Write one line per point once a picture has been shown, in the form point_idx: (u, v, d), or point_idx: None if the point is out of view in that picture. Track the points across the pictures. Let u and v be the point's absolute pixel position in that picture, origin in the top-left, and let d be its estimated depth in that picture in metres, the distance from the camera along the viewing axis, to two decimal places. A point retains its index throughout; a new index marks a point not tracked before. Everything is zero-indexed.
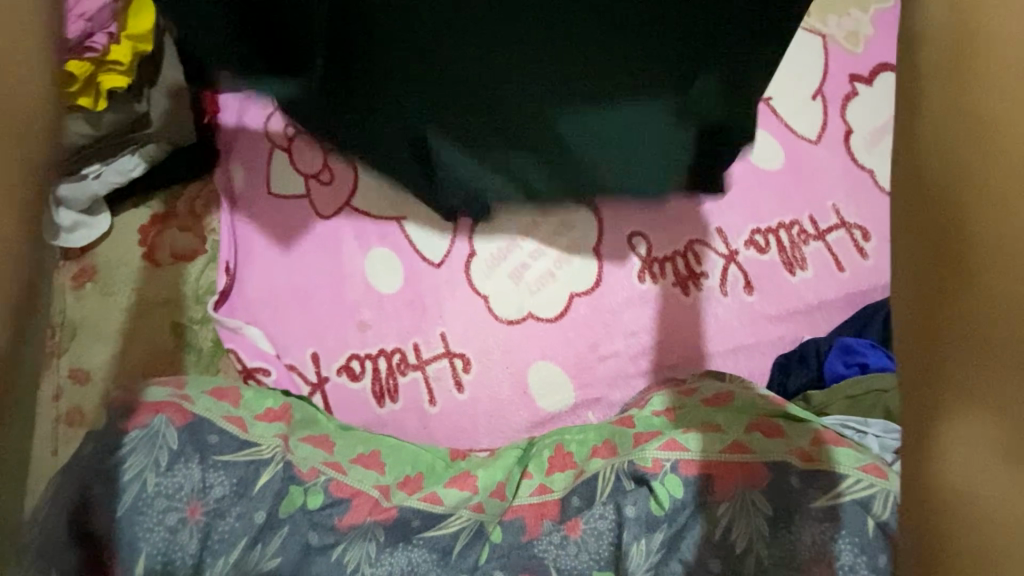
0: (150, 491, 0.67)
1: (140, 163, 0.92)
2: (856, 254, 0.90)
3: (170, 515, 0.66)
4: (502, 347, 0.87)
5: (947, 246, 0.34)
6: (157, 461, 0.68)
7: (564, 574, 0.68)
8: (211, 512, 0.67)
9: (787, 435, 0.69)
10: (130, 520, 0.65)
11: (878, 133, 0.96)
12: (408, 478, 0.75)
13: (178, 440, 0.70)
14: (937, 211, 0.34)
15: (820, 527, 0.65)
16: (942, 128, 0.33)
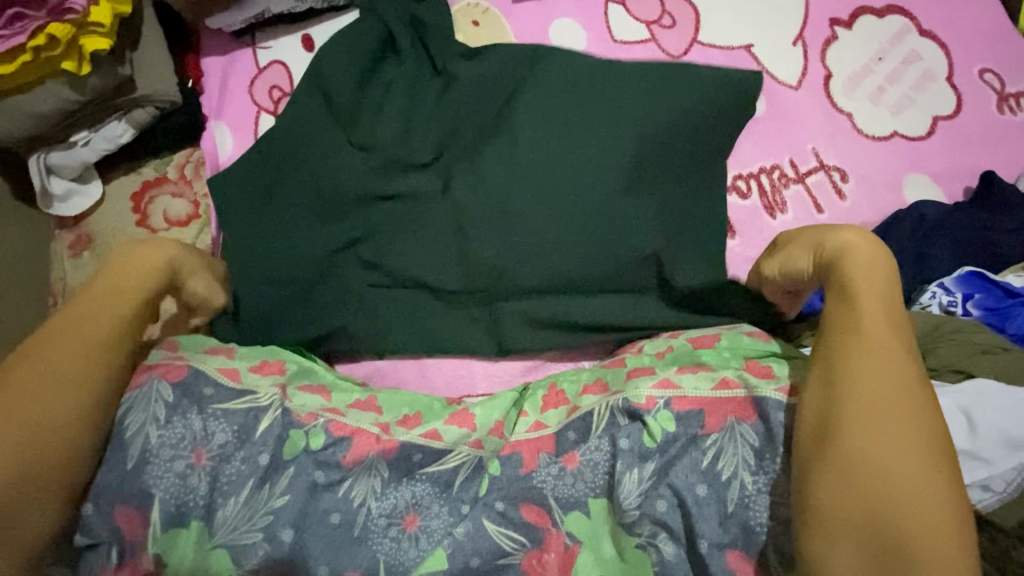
0: (154, 442, 0.70)
1: (128, 130, 0.93)
2: (834, 196, 0.93)
3: (178, 462, 0.69)
4: (494, 298, 0.90)
5: (837, 418, 0.61)
6: (156, 415, 0.71)
7: (560, 502, 0.72)
8: (216, 457, 0.70)
9: (775, 375, 0.73)
10: (140, 470, 0.68)
11: (857, 76, 0.98)
12: (406, 417, 0.78)
13: (173, 394, 0.72)
14: (830, 401, 0.63)
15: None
16: (842, 303, 0.69)
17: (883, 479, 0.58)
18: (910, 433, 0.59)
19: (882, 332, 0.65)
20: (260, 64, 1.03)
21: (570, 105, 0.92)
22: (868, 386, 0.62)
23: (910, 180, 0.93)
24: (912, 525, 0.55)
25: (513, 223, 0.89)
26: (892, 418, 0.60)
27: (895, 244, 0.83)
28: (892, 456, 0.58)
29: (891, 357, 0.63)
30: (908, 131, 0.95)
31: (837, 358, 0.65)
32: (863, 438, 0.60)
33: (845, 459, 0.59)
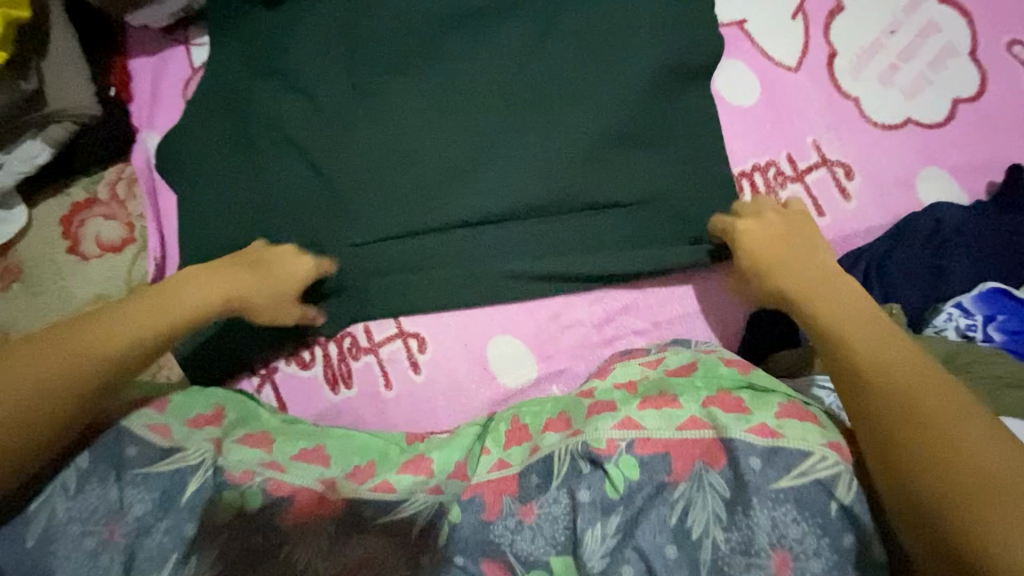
0: (61, 517, 0.62)
1: (45, 150, 0.84)
2: (838, 196, 0.81)
3: (88, 538, 0.61)
4: (449, 322, 0.82)
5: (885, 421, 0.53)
6: (66, 485, 0.63)
7: (520, 559, 0.62)
8: (132, 531, 0.62)
9: (750, 410, 0.61)
10: (44, 548, 0.60)
11: (865, 55, 0.86)
12: (357, 469, 0.71)
13: (89, 461, 0.64)
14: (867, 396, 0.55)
15: (808, 523, 0.54)
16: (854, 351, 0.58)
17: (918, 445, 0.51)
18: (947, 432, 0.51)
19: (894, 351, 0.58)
20: (193, 64, 0.93)
21: (522, 96, 0.83)
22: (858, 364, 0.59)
23: (924, 177, 0.81)
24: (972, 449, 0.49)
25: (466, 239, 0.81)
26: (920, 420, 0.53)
27: (908, 256, 0.73)
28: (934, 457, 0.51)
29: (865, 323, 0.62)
30: (924, 117, 0.83)
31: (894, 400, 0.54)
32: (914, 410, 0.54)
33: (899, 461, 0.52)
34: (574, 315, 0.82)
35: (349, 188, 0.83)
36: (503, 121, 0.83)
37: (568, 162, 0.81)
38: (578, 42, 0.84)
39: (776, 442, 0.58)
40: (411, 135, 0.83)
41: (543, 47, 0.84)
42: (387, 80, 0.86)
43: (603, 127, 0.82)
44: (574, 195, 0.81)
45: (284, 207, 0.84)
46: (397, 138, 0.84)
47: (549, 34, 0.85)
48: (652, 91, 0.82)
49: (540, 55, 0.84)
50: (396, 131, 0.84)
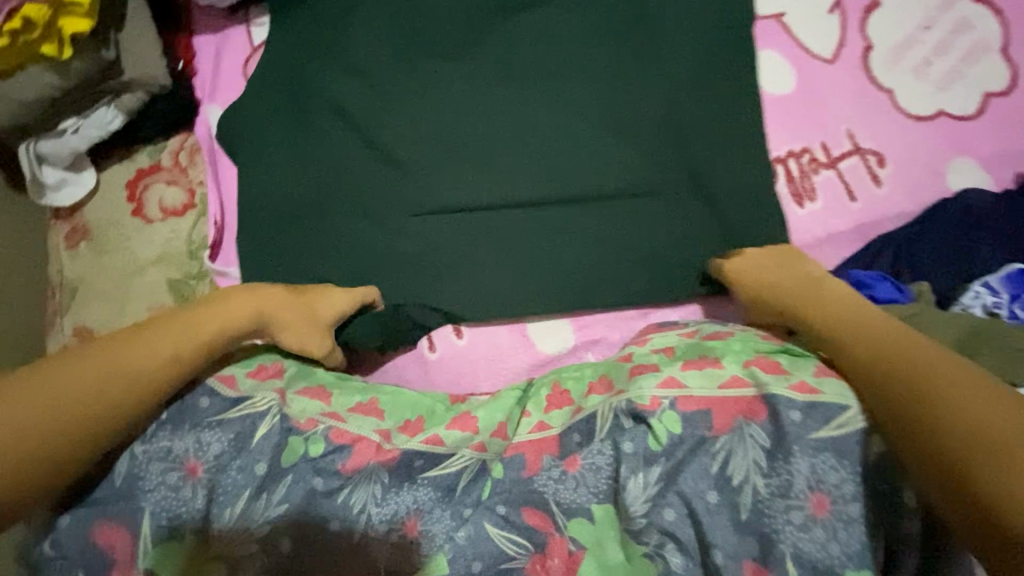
0: (143, 457, 0.66)
1: (118, 116, 0.89)
2: (869, 182, 0.85)
3: (170, 475, 0.65)
4: (492, 295, 0.84)
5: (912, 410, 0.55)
6: (145, 430, 0.67)
7: (562, 507, 0.66)
8: (211, 468, 0.66)
9: (790, 372, 0.65)
10: (130, 486, 0.65)
11: (899, 49, 0.89)
12: (408, 422, 0.75)
13: (166, 412, 0.69)
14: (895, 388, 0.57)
15: (845, 472, 0.59)
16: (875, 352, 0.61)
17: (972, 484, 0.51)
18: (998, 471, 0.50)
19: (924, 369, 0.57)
20: (254, 42, 0.98)
21: (568, 83, 0.88)
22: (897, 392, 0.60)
23: (953, 166, 0.85)
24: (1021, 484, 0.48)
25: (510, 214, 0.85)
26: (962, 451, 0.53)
27: (936, 239, 0.77)
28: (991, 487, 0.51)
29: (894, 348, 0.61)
30: (955, 110, 0.86)
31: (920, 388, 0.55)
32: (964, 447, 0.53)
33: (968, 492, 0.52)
34: (618, 292, 0.84)
35: (401, 166, 0.88)
36: (550, 104, 0.87)
37: (609, 143, 0.86)
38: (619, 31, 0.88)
39: (816, 400, 0.62)
40: (459, 113, 0.88)
41: (590, 35, 0.88)
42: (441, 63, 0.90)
43: (642, 112, 0.86)
44: (614, 175, 0.85)
45: (338, 180, 0.88)
46: (447, 115, 0.88)
47: (593, 22, 0.89)
48: (694, 78, 0.86)
49: (587, 44, 0.88)
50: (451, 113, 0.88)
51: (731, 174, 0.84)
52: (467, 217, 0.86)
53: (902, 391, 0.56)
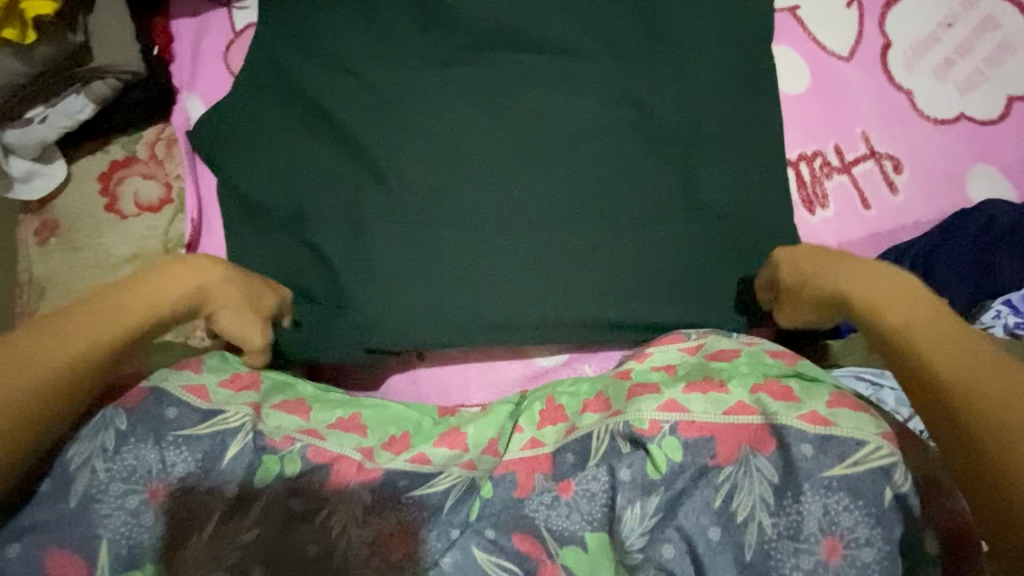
0: (99, 477, 0.61)
1: (88, 105, 0.84)
2: (885, 189, 0.80)
3: (130, 498, 0.61)
4: (475, 301, 0.75)
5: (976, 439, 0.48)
6: (104, 445, 0.62)
7: (554, 534, 0.63)
8: (177, 491, 0.62)
9: (801, 399, 0.61)
10: (84, 509, 0.60)
11: (919, 48, 0.84)
12: (392, 439, 0.71)
13: (126, 424, 0.64)
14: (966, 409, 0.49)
15: (860, 513, 0.55)
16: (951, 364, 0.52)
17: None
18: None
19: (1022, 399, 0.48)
20: (236, 28, 0.92)
21: (567, 75, 0.81)
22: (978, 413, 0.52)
23: (974, 174, 0.80)
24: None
25: (500, 213, 0.78)
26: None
27: (956, 252, 0.73)
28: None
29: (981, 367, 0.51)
30: (977, 113, 0.82)
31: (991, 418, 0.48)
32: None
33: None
34: (627, 301, 0.76)
35: (375, 153, 0.79)
36: (548, 97, 0.81)
37: (611, 140, 0.80)
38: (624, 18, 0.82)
39: (832, 431, 0.58)
40: (451, 101, 0.81)
41: (592, 23, 0.82)
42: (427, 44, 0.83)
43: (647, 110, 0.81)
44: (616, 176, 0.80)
45: (306, 169, 0.80)
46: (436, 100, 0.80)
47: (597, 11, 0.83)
48: (703, 73, 0.81)
49: (589, 31, 0.82)
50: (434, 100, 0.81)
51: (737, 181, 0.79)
52: (452, 214, 0.78)
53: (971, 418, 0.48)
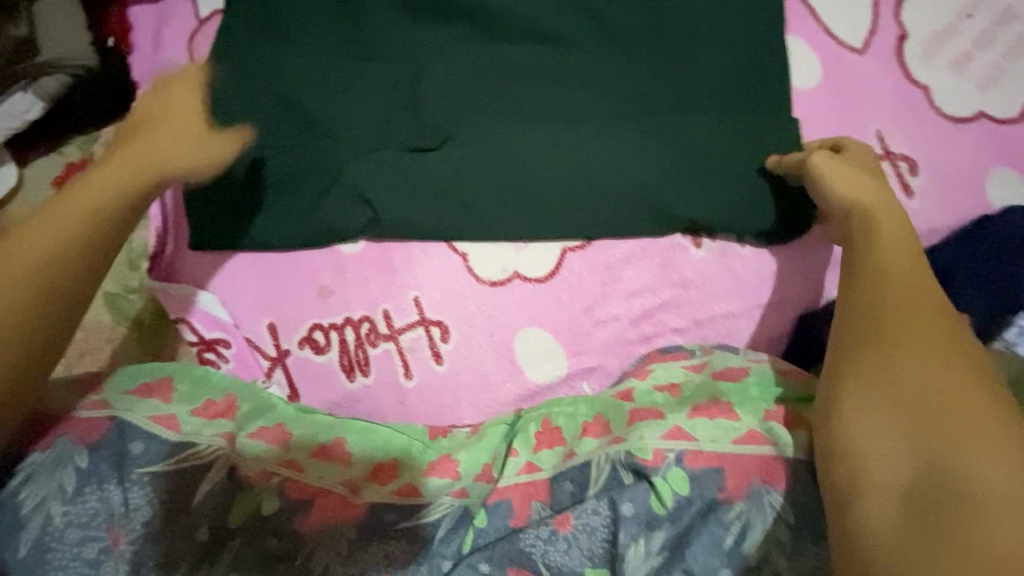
0: (57, 522, 0.56)
1: (37, 104, 0.76)
2: (900, 193, 0.75)
3: (89, 547, 0.56)
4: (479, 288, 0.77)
5: (884, 412, 0.49)
6: (63, 487, 0.57)
7: (552, 571, 0.59)
8: (139, 538, 0.57)
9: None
10: (39, 559, 0.55)
11: (937, 40, 0.78)
12: (379, 468, 0.65)
13: (87, 460, 0.59)
14: (886, 396, 0.50)
15: None
16: (896, 354, 0.51)
17: (955, 454, 0.46)
18: (955, 438, 0.46)
19: (886, 320, 0.53)
20: (199, 15, 0.83)
21: (562, 67, 0.77)
22: (858, 345, 0.53)
23: (994, 177, 0.75)
24: (982, 455, 0.45)
25: (490, 225, 0.76)
26: (944, 413, 0.47)
27: (977, 263, 0.69)
28: (881, 459, 0.48)
29: (898, 304, 0.54)
30: (997, 112, 0.77)
31: (900, 404, 0.49)
32: (914, 413, 0.48)
33: (881, 466, 0.48)
34: (618, 306, 0.76)
35: (349, 161, 0.76)
36: (546, 92, 0.77)
37: (610, 142, 0.75)
38: (624, 12, 0.77)
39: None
40: (443, 100, 0.77)
41: (592, 10, 0.77)
42: (416, 33, 0.78)
43: (649, 111, 0.76)
44: (615, 181, 0.74)
45: (278, 174, 0.76)
46: (425, 100, 0.77)
47: (594, 3, 0.77)
48: (708, 72, 0.76)
49: (588, 20, 0.77)
50: (425, 99, 0.77)
51: (744, 181, 0.74)
52: (440, 225, 0.76)
53: (887, 395, 0.50)
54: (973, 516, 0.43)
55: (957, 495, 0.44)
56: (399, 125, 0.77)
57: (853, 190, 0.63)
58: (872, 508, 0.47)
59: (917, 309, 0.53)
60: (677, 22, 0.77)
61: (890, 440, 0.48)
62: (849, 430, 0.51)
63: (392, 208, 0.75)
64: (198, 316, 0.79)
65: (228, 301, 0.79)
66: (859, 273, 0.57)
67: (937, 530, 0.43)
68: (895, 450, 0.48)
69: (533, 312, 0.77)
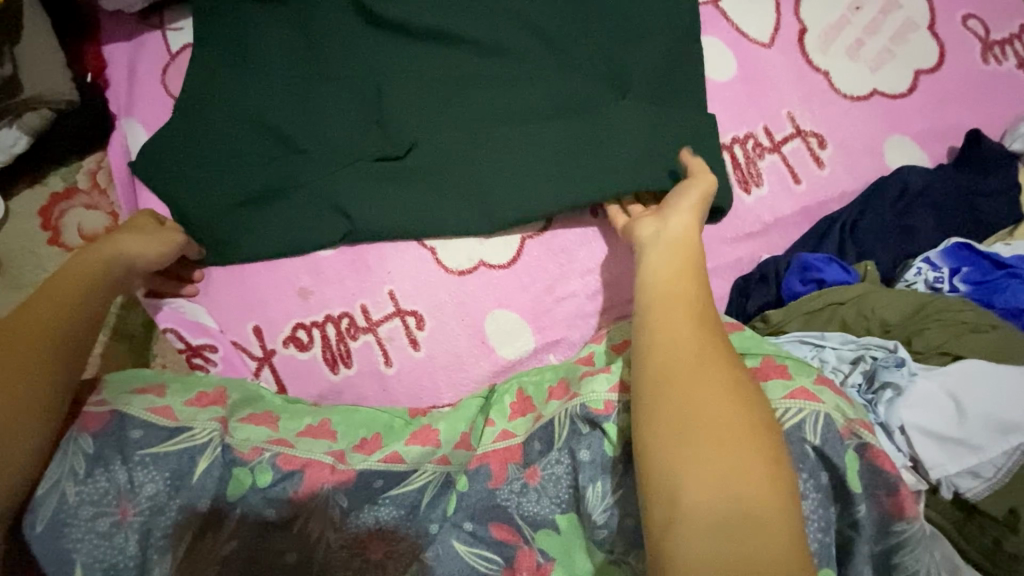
0: (71, 501, 0.60)
1: (22, 138, 0.81)
2: (812, 164, 0.86)
3: (101, 521, 0.61)
4: (452, 281, 0.84)
5: (677, 416, 0.50)
6: (74, 469, 0.61)
7: (528, 520, 0.65)
8: (146, 512, 0.62)
9: (792, 375, 0.62)
10: (55, 534, 0.59)
11: (832, 31, 0.90)
12: (363, 441, 0.71)
13: (94, 445, 0.63)
14: (673, 406, 0.51)
15: (815, 491, 0.57)
16: (681, 356, 0.53)
17: (749, 483, 0.47)
18: (752, 466, 0.48)
19: (689, 334, 0.55)
20: (171, 50, 0.90)
21: (505, 71, 0.86)
22: (667, 361, 0.53)
23: (889, 145, 0.86)
24: (760, 471, 0.48)
25: (453, 220, 0.82)
26: (734, 442, 0.48)
27: (878, 218, 0.79)
28: (692, 485, 0.47)
29: (689, 311, 0.56)
30: (889, 89, 0.88)
31: (696, 407, 0.50)
32: (730, 446, 0.48)
33: (699, 495, 0.47)
34: (575, 282, 0.84)
35: (321, 171, 0.83)
36: (497, 94, 0.85)
37: (556, 135, 0.83)
38: (560, 18, 0.86)
39: (815, 405, 0.59)
40: (403, 108, 0.85)
41: (529, 18, 0.86)
42: (375, 50, 0.86)
43: (592, 107, 0.84)
44: (565, 170, 0.83)
45: (256, 187, 0.83)
46: (388, 111, 0.84)
47: (533, 13, 0.86)
48: (637, 67, 0.85)
49: (529, 30, 0.86)
50: (385, 109, 0.84)
51: (683, 159, 0.81)
52: (408, 224, 0.82)
53: (679, 400, 0.51)
54: (766, 533, 0.45)
55: (749, 517, 0.46)
56: (364, 138, 0.84)
57: (687, 217, 0.66)
58: (684, 534, 0.46)
59: (705, 320, 0.56)
60: (607, 25, 0.86)
61: (707, 467, 0.47)
62: (667, 456, 0.49)
63: (369, 214, 0.82)
64: (185, 325, 0.84)
65: (213, 310, 0.85)
66: (643, 305, 0.59)
67: (736, 546, 0.45)
68: (713, 479, 0.47)
69: (500, 293, 0.84)
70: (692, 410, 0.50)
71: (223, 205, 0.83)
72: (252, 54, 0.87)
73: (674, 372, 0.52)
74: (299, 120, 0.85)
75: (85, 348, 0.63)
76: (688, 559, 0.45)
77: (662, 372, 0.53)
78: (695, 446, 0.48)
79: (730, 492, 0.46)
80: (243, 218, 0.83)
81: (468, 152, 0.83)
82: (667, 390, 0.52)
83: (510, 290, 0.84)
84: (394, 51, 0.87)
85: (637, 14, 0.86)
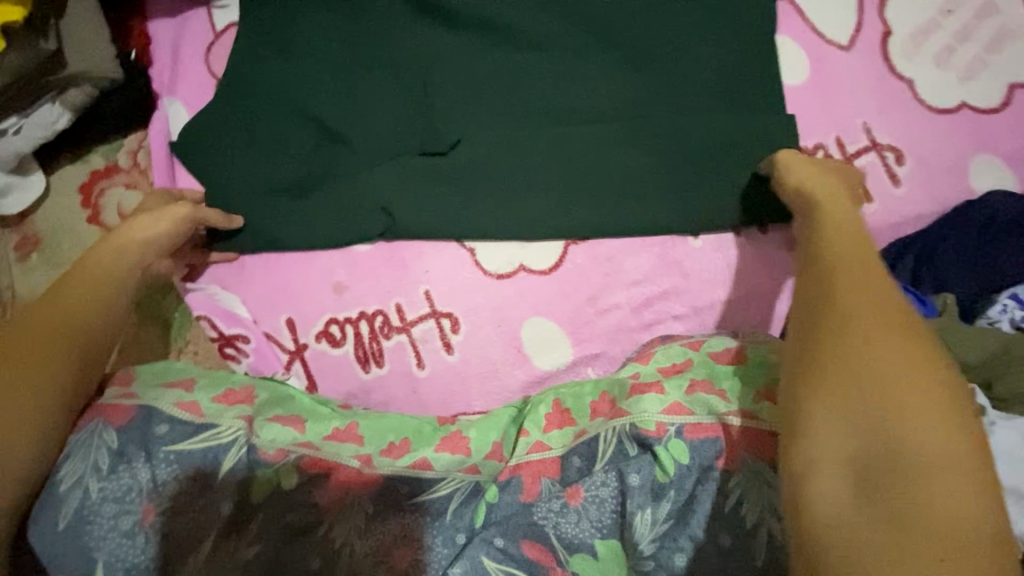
0: (94, 497, 0.60)
1: (64, 115, 0.80)
2: (887, 181, 0.79)
3: (123, 519, 0.60)
4: (489, 285, 0.81)
5: (815, 371, 0.47)
6: (97, 465, 0.61)
7: (563, 542, 0.60)
8: (167, 511, 0.61)
9: None
10: (77, 531, 0.59)
11: (919, 35, 0.82)
12: (392, 446, 0.70)
13: (118, 439, 0.63)
14: (811, 362, 0.48)
15: None
16: (823, 310, 0.49)
17: (907, 438, 0.42)
18: (921, 428, 0.42)
19: (837, 294, 0.50)
20: (215, 28, 0.88)
21: (559, 66, 0.81)
22: (815, 312, 0.50)
23: (975, 165, 0.79)
24: (924, 425, 0.42)
25: (496, 222, 0.79)
26: (897, 391, 0.44)
27: (958, 247, 0.73)
28: (830, 437, 0.44)
29: (846, 262, 0.52)
30: (978, 103, 0.80)
31: (841, 361, 0.46)
32: (881, 398, 0.44)
33: (835, 447, 0.43)
34: (620, 295, 0.80)
35: (363, 163, 0.80)
36: (548, 91, 0.80)
37: (609, 138, 0.79)
38: (620, 11, 0.80)
39: None
40: (450, 101, 0.81)
41: (588, 10, 0.81)
42: (423, 37, 0.82)
43: (648, 109, 0.79)
44: (617, 175, 0.78)
45: (298, 176, 0.81)
46: (434, 102, 0.81)
47: (592, 4, 0.81)
48: (701, 68, 0.79)
49: (587, 23, 0.81)
50: (432, 101, 0.81)
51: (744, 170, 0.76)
52: (449, 223, 0.79)
53: (820, 355, 0.47)
54: (926, 490, 0.40)
55: (913, 466, 0.41)
56: (408, 130, 0.81)
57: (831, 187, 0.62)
58: (821, 487, 0.43)
59: (864, 270, 0.51)
60: (671, 20, 0.80)
61: (851, 423, 0.44)
62: (804, 411, 0.46)
63: (410, 212, 0.79)
64: (218, 313, 0.83)
65: (248, 299, 0.83)
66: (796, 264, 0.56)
67: (885, 503, 0.40)
68: (855, 433, 0.43)
69: (539, 301, 0.80)
70: (837, 364, 0.46)
71: (262, 193, 0.81)
72: (298, 37, 0.83)
73: (816, 325, 0.49)
74: (343, 108, 0.81)
75: (106, 337, 0.62)
76: (823, 512, 0.42)
77: (804, 329, 0.50)
78: (835, 399, 0.45)
79: (879, 446, 0.42)
80: (282, 206, 0.81)
81: (514, 151, 0.79)
82: (807, 344, 0.49)
83: (551, 298, 0.80)
84: (444, 39, 0.82)
85: (705, 11, 0.79)
